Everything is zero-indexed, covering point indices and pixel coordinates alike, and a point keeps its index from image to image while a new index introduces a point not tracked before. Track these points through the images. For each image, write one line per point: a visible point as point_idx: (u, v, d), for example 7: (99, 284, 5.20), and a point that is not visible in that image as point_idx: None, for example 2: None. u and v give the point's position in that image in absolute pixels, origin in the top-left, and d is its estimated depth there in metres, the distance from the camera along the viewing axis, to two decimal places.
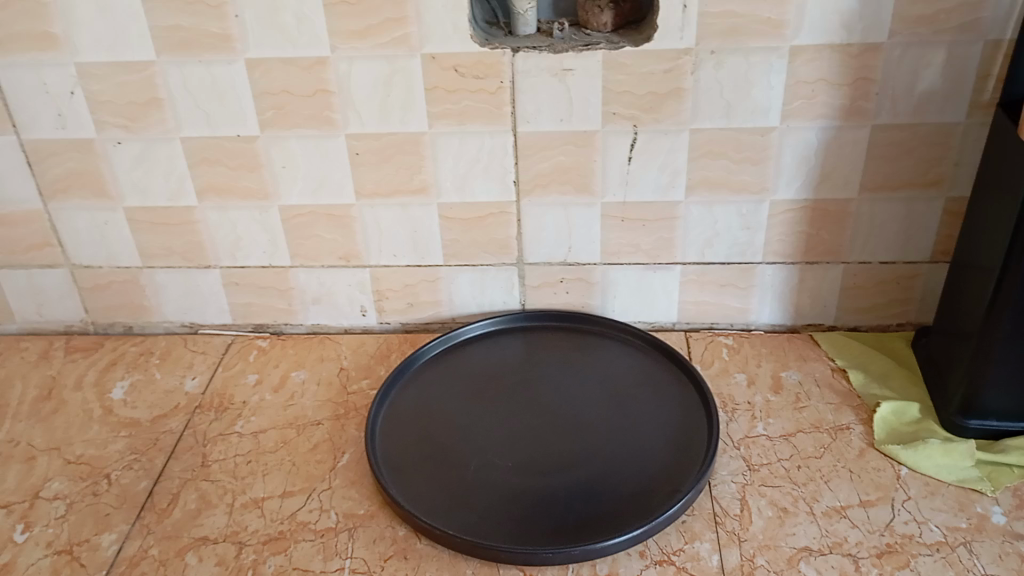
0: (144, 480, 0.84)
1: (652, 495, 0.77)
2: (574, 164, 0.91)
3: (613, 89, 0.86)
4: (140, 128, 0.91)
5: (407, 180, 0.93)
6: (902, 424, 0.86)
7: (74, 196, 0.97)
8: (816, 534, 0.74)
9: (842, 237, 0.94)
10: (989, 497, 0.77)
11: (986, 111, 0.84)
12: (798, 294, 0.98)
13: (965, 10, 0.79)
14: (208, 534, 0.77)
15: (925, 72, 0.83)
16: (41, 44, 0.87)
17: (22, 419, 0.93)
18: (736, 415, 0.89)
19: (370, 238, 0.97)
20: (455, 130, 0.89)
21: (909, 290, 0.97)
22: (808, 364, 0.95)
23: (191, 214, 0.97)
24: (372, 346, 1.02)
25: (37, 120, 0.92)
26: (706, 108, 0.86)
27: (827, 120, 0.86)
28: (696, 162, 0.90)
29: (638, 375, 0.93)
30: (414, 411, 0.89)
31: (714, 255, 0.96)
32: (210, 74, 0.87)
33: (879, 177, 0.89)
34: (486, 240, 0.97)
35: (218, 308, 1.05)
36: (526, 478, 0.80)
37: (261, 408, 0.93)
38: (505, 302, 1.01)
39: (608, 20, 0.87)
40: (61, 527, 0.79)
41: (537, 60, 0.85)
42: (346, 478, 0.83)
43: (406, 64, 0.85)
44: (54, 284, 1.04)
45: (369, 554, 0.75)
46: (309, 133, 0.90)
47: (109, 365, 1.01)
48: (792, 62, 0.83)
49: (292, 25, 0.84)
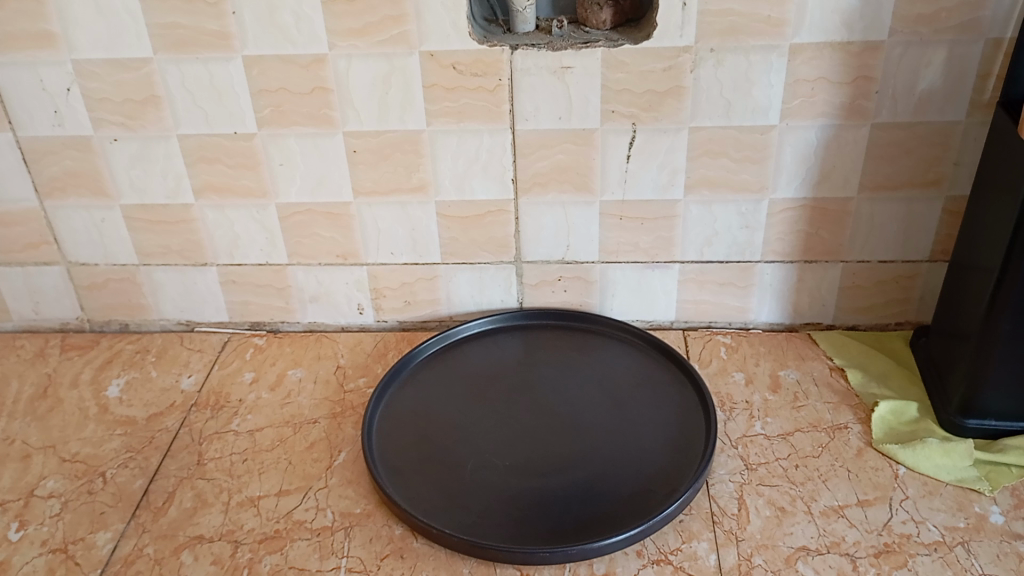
0: (140, 479, 0.83)
1: (650, 496, 0.77)
2: (572, 162, 0.90)
3: (612, 87, 0.86)
4: (138, 126, 0.91)
5: (405, 178, 0.93)
6: (901, 423, 0.86)
7: (72, 194, 0.96)
8: (814, 534, 0.74)
9: (842, 237, 0.93)
10: (988, 497, 0.77)
11: (986, 110, 0.84)
12: (797, 293, 0.98)
13: (965, 9, 0.79)
14: (204, 533, 0.77)
15: (924, 71, 0.83)
16: (38, 42, 0.86)
17: (17, 418, 0.92)
18: (734, 414, 0.88)
19: (368, 237, 0.97)
20: (454, 129, 0.89)
21: (908, 290, 0.97)
22: (807, 363, 0.95)
23: (188, 212, 0.97)
24: (370, 345, 1.02)
25: (35, 119, 0.91)
26: (705, 106, 0.86)
27: (826, 119, 0.86)
28: (695, 162, 0.89)
29: (636, 375, 0.92)
30: (412, 410, 0.89)
31: (713, 255, 0.96)
32: (208, 71, 0.87)
33: (878, 176, 0.89)
34: (484, 239, 0.96)
35: (215, 307, 1.04)
36: (524, 478, 0.79)
37: (257, 406, 0.93)
38: (503, 301, 1.01)
39: (607, 18, 0.86)
40: (56, 526, 0.79)
41: (536, 58, 0.84)
42: (343, 477, 0.83)
43: (405, 63, 0.85)
44: (51, 283, 1.03)
45: (365, 553, 0.74)
46: (307, 132, 0.90)
47: (105, 363, 1.01)
48: (792, 60, 0.83)
49: (291, 23, 0.83)
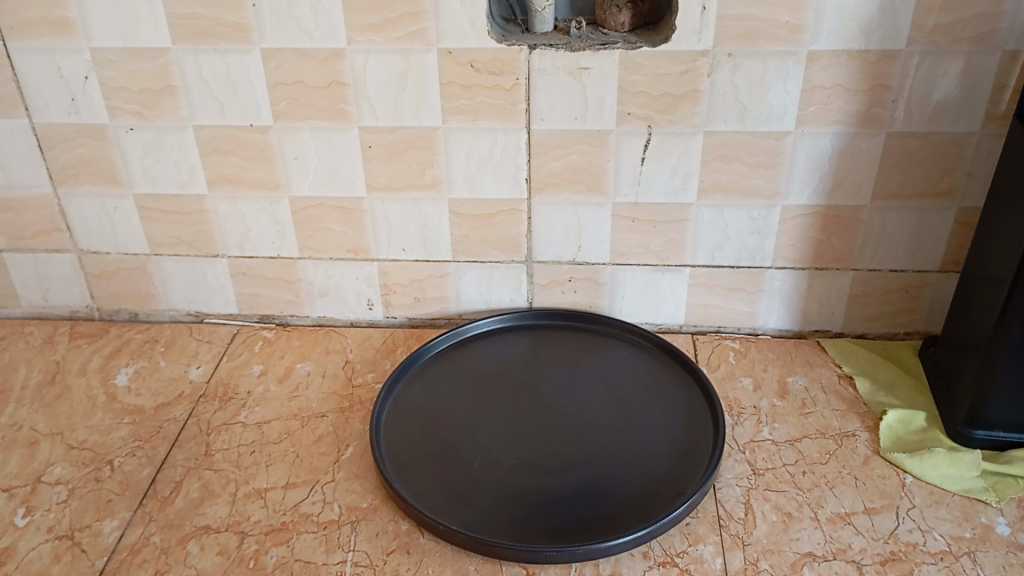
0: (147, 468, 0.83)
1: (655, 498, 0.77)
2: (586, 163, 0.91)
3: (628, 89, 0.86)
4: (153, 116, 0.91)
5: (419, 175, 0.93)
6: (908, 432, 0.86)
7: (85, 182, 0.96)
8: (820, 540, 0.74)
9: (851, 245, 0.94)
10: (994, 508, 0.77)
11: (1001, 122, 0.84)
12: (806, 300, 0.98)
13: (982, 21, 0.79)
14: (210, 523, 0.77)
15: (940, 82, 0.83)
16: (57, 29, 0.87)
17: (25, 404, 0.93)
18: (741, 419, 0.88)
19: (379, 232, 0.97)
20: (468, 126, 0.89)
21: (918, 299, 0.97)
22: (815, 370, 0.95)
23: (201, 204, 0.97)
24: (378, 341, 1.02)
25: (50, 106, 0.91)
26: (720, 111, 0.86)
27: (841, 126, 0.86)
28: (708, 166, 0.90)
29: (643, 377, 0.92)
30: (419, 407, 0.89)
31: (723, 259, 0.96)
32: (224, 63, 0.87)
33: (891, 185, 0.89)
34: (495, 237, 0.97)
35: (224, 298, 1.04)
36: (529, 476, 0.79)
37: (265, 398, 0.93)
38: (512, 300, 1.01)
39: (625, 20, 0.87)
40: (63, 512, 0.79)
41: (553, 58, 0.85)
42: (350, 471, 0.83)
43: (422, 60, 0.85)
44: (60, 271, 1.04)
45: (371, 547, 0.74)
46: (322, 126, 0.90)
47: (114, 352, 1.01)
48: (808, 67, 0.83)
49: (308, 16, 0.84)
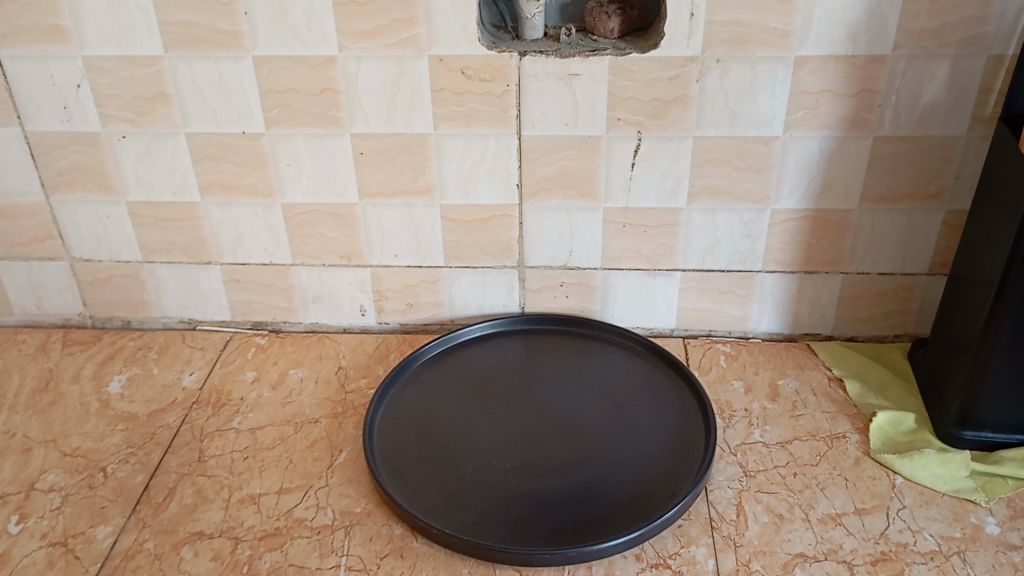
0: (141, 474, 0.84)
1: (649, 499, 0.77)
2: (578, 168, 0.91)
3: (619, 94, 0.86)
4: (146, 123, 0.91)
5: (412, 180, 0.93)
6: (898, 434, 0.87)
7: (78, 189, 0.97)
8: (811, 541, 0.75)
9: (842, 248, 0.94)
10: (984, 508, 0.78)
11: (987, 125, 0.85)
12: (797, 302, 0.99)
13: (969, 24, 0.80)
14: (204, 528, 0.77)
15: (927, 85, 0.84)
16: (51, 36, 0.87)
17: (19, 411, 0.93)
18: (733, 421, 0.89)
19: (373, 238, 0.98)
20: (460, 132, 0.90)
21: (907, 302, 0.98)
22: (805, 373, 0.96)
23: (194, 210, 0.97)
24: (371, 346, 1.02)
25: (43, 112, 0.92)
26: (710, 115, 0.87)
27: (829, 130, 0.87)
28: (699, 170, 0.90)
29: (636, 380, 0.93)
30: (413, 411, 0.89)
31: (714, 263, 0.97)
32: (217, 70, 0.87)
33: (880, 188, 0.90)
34: (488, 242, 0.97)
35: (218, 305, 1.05)
36: (524, 479, 0.80)
37: (259, 404, 0.93)
38: (505, 305, 1.02)
39: (614, 26, 0.87)
40: (57, 519, 0.79)
41: (544, 63, 0.85)
42: (344, 476, 0.83)
43: (414, 65, 0.86)
44: (54, 278, 1.04)
45: (365, 551, 0.75)
46: (314, 132, 0.91)
47: (107, 358, 1.01)
48: (797, 71, 0.84)
49: (302, 23, 0.84)
